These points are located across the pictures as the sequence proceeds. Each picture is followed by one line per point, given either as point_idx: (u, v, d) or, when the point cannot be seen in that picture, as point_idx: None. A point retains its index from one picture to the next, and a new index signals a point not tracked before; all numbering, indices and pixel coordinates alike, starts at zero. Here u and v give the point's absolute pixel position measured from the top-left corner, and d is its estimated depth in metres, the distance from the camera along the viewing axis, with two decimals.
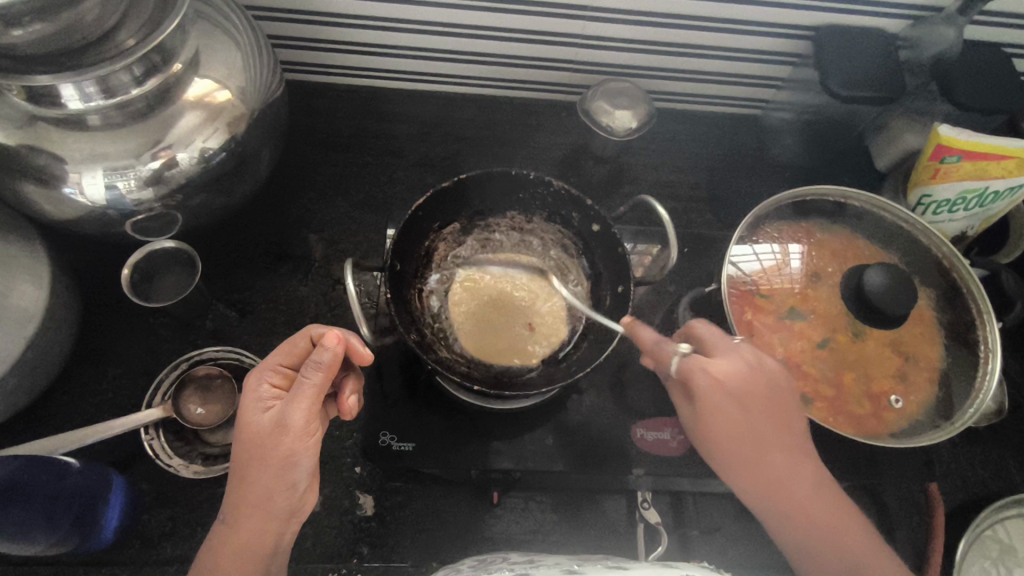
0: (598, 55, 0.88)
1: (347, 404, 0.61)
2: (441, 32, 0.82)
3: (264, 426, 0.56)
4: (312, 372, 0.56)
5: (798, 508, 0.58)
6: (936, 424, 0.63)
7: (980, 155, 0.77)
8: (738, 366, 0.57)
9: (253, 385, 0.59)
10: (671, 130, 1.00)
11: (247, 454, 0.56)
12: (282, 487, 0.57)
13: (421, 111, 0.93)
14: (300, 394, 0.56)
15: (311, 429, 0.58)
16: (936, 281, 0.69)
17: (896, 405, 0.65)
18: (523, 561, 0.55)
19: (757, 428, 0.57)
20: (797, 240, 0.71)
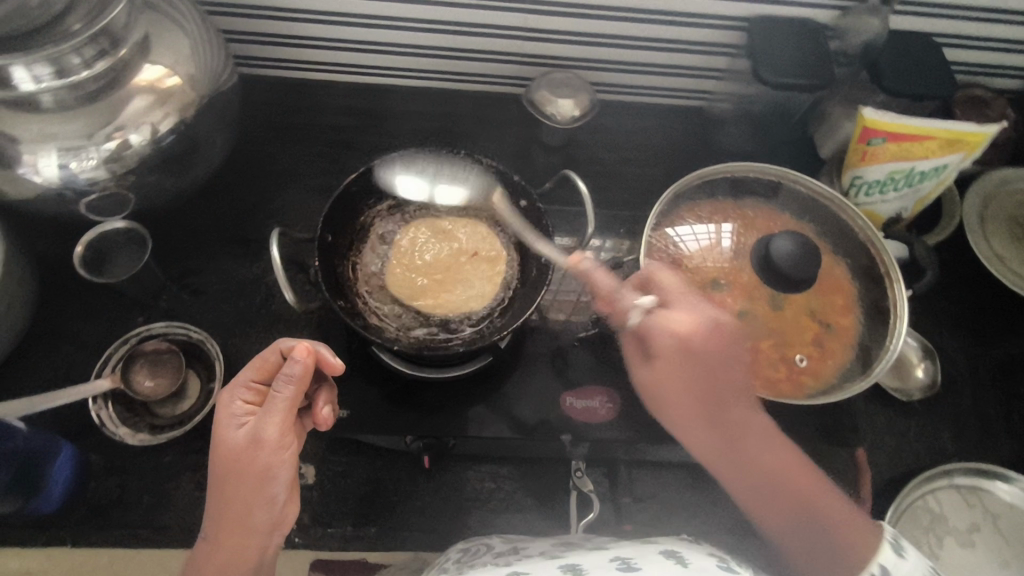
0: (540, 48, 0.91)
1: (322, 414, 0.61)
2: (388, 26, 0.86)
3: (239, 442, 0.57)
4: (284, 387, 0.57)
5: (751, 462, 0.58)
6: (844, 385, 0.66)
7: (902, 136, 0.80)
8: (696, 322, 0.61)
9: (227, 402, 0.59)
10: (618, 121, 1.04)
11: (224, 472, 0.56)
12: (262, 502, 0.58)
13: (375, 104, 0.97)
14: (273, 409, 0.57)
15: (287, 443, 0.58)
16: (854, 254, 0.72)
17: (804, 365, 0.68)
18: (509, 551, 0.60)
19: (710, 377, 0.60)
20: (721, 215, 0.74)
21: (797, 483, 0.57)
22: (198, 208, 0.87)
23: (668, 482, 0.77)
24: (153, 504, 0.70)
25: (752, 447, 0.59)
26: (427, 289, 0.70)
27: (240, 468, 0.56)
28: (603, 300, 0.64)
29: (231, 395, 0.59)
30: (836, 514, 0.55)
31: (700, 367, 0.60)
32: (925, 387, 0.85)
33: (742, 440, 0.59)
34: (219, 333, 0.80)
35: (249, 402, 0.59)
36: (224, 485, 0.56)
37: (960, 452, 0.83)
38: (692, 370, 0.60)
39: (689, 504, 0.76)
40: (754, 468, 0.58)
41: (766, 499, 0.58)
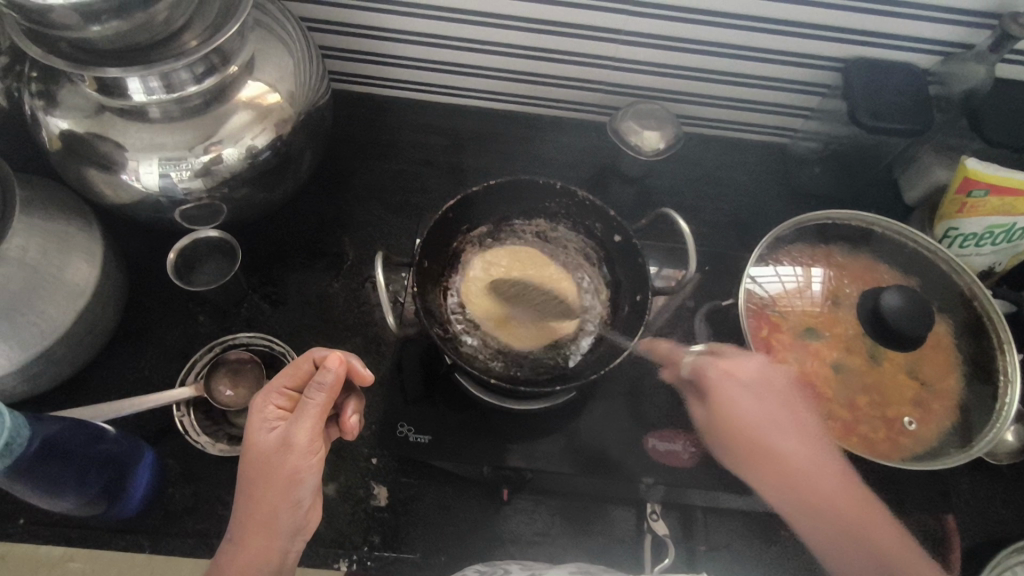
0: (628, 78, 0.91)
1: (349, 423, 0.64)
2: (480, 49, 0.86)
3: (271, 444, 0.59)
4: (315, 394, 0.59)
5: (821, 504, 0.59)
6: (950, 450, 0.63)
7: (1008, 190, 0.77)
8: (747, 364, 0.63)
9: (259, 406, 0.61)
10: (699, 154, 1.02)
11: (256, 473, 0.59)
12: (288, 505, 0.60)
13: (456, 125, 0.98)
14: (305, 416, 0.59)
15: (315, 448, 0.60)
16: (958, 312, 0.69)
17: (909, 427, 0.65)
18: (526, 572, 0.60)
19: (774, 417, 0.61)
20: (817, 262, 0.72)
21: (865, 528, 0.58)
22: (280, 219, 0.88)
23: (742, 533, 0.75)
24: (226, 515, 0.70)
25: (831, 490, 0.59)
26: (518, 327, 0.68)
27: (270, 470, 0.58)
28: (663, 357, 0.69)
29: (263, 400, 0.61)
30: (903, 557, 0.57)
31: (763, 406, 0.62)
32: (1014, 452, 0.82)
33: (800, 478, 0.59)
34: (296, 346, 0.80)
35: (281, 407, 0.61)
36: (254, 487, 0.58)
37: None
38: (760, 410, 0.62)
39: (762, 557, 0.74)
40: (819, 506, 0.59)
41: (834, 539, 0.58)
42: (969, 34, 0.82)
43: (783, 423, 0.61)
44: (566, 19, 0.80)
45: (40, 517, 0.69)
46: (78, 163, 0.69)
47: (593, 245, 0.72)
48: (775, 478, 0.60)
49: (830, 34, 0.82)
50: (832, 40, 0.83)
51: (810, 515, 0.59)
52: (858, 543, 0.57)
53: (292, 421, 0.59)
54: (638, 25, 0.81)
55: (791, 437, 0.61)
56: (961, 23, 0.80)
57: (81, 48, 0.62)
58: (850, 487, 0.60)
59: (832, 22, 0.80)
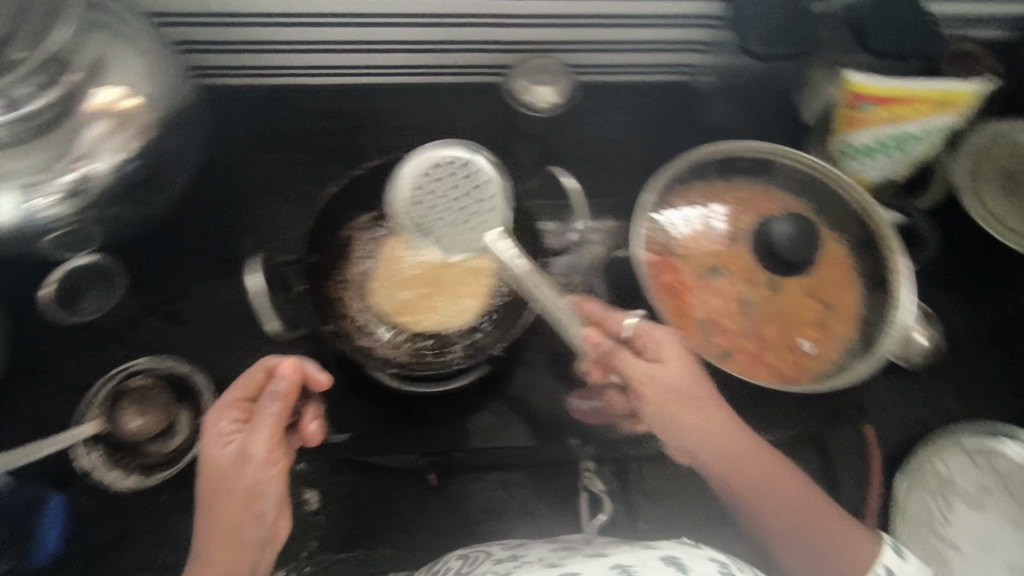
0: (517, 34, 0.88)
1: (308, 431, 0.61)
2: (356, 23, 0.82)
3: (226, 458, 0.56)
4: (271, 401, 0.57)
5: (760, 491, 0.61)
6: (846, 368, 0.65)
7: (893, 101, 0.78)
8: (677, 368, 0.60)
9: (212, 420, 0.58)
10: (601, 103, 1.00)
11: (213, 488, 0.55)
12: (251, 520, 0.56)
13: (348, 106, 0.92)
14: (261, 425, 0.57)
15: (276, 459, 0.57)
16: (856, 231, 0.70)
17: (809, 350, 0.66)
18: (508, 556, 0.60)
19: (692, 406, 0.60)
20: (719, 199, 0.71)
21: (810, 513, 0.61)
22: (171, 230, 0.83)
23: (677, 475, 0.76)
24: (156, 544, 0.68)
25: (766, 475, 0.62)
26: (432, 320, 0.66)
27: (228, 486, 0.55)
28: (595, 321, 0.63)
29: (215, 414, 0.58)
30: (829, 529, 0.60)
31: (702, 413, 0.60)
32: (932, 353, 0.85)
33: (741, 475, 0.61)
34: (205, 362, 0.77)
35: (235, 419, 0.58)
36: (213, 504, 0.55)
37: (963, 416, 0.84)
38: (694, 417, 0.60)
39: (699, 495, 0.76)
40: (767, 508, 0.61)
41: (782, 531, 0.61)
42: None
43: (716, 426, 0.61)
44: None
45: None
46: None
47: None
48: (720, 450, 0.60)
49: None
50: None
51: (766, 510, 0.61)
52: (797, 526, 0.61)
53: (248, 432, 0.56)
54: None
55: (723, 441, 0.61)
56: None
57: None
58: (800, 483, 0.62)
59: None
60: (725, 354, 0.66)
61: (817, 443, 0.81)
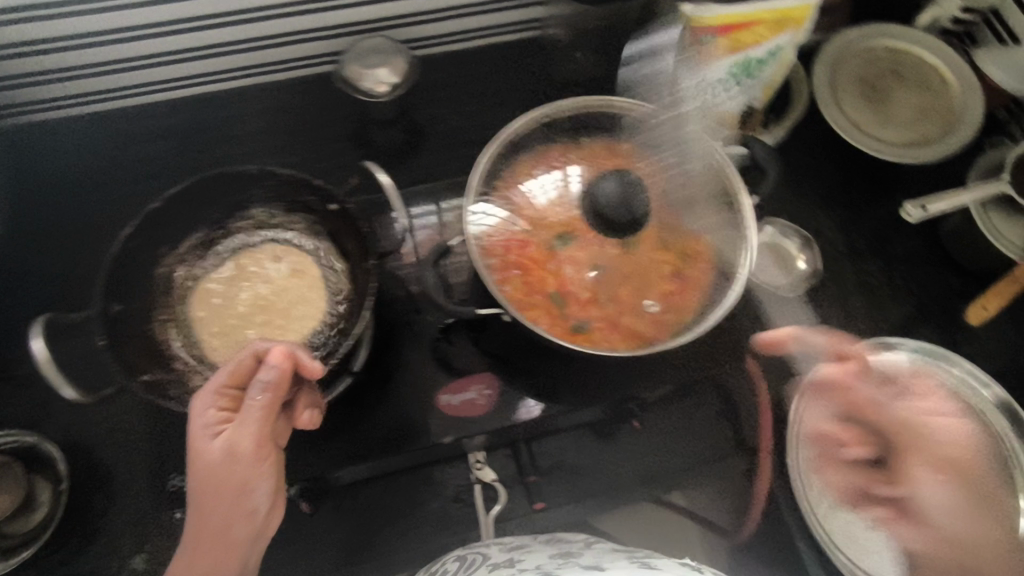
0: (340, 16, 0.81)
1: (302, 418, 0.60)
2: (155, 34, 0.75)
3: (218, 455, 0.54)
4: (259, 393, 0.54)
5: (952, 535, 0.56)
6: (699, 321, 0.63)
7: (731, 27, 0.73)
8: (943, 427, 0.60)
9: (198, 410, 0.55)
10: (454, 75, 0.94)
11: (207, 486, 0.54)
12: (241, 515, 0.57)
13: (180, 122, 0.85)
14: (250, 419, 0.55)
15: (264, 453, 0.57)
16: (704, 172, 0.67)
17: (651, 310, 0.64)
18: (504, 563, 0.61)
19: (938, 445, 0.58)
20: (574, 160, 0.68)
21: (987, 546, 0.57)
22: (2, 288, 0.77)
23: (573, 445, 0.76)
24: None
25: (959, 535, 0.56)
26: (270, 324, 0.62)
27: (225, 483, 0.55)
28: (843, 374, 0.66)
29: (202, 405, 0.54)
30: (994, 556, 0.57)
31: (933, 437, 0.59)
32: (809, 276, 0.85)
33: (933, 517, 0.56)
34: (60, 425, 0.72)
35: (224, 410, 0.56)
36: (202, 500, 0.55)
37: (851, 332, 0.85)
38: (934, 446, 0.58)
39: (597, 460, 0.76)
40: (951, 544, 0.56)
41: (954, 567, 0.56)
42: None
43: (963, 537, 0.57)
44: None
45: None
46: None
47: (317, 221, 0.64)
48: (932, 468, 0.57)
49: None
50: None
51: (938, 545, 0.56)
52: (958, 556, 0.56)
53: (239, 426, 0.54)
54: None
55: (938, 478, 0.56)
56: None
57: None
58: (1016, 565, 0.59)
59: None
60: (582, 324, 0.63)
61: (713, 386, 0.80)
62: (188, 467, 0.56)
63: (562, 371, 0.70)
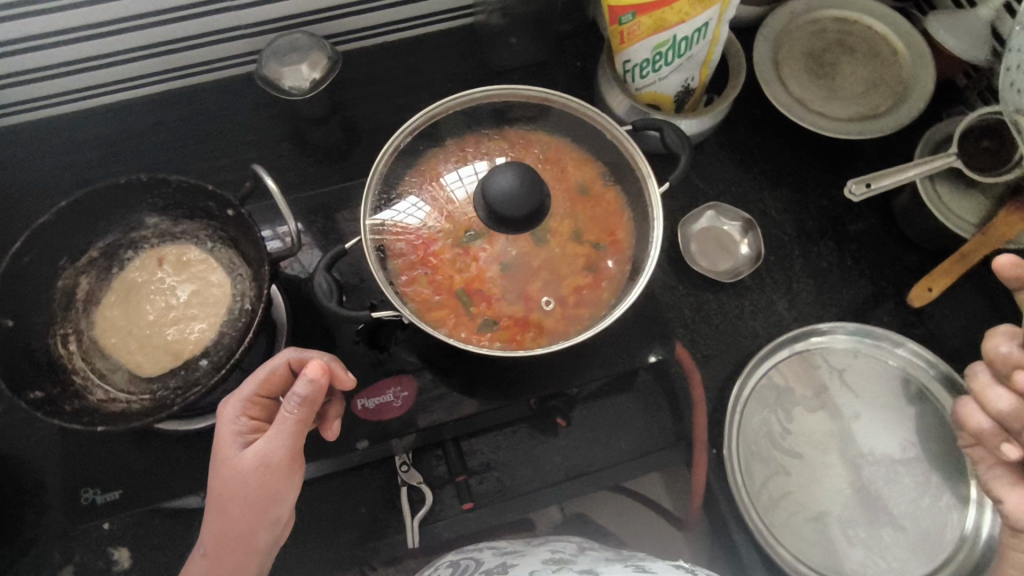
0: (257, 14, 0.79)
1: (330, 428, 0.60)
2: (64, 41, 0.74)
3: (247, 462, 0.55)
4: (294, 407, 0.55)
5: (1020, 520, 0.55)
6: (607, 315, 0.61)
7: (650, 6, 0.71)
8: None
9: (230, 417, 0.57)
10: (389, 67, 0.92)
11: (231, 494, 0.55)
12: (267, 524, 0.57)
13: (106, 130, 0.84)
14: (283, 430, 0.55)
15: (297, 465, 0.57)
16: (617, 161, 0.65)
17: (547, 308, 0.62)
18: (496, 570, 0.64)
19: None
20: (487, 156, 0.65)
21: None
22: None
23: (507, 444, 0.74)
24: None
25: None
26: (176, 333, 0.61)
27: (250, 494, 0.54)
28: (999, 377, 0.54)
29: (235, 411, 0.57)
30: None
31: None
32: (751, 261, 0.82)
33: None
34: None
35: None
36: (231, 508, 0.55)
37: (798, 317, 0.81)
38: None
39: (531, 459, 0.73)
40: None
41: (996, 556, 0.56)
42: None
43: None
44: None
45: None
46: None
47: (219, 225, 0.64)
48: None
49: None
50: None
51: None
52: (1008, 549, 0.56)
53: (269, 436, 0.55)
54: None
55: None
56: None
57: None
58: None
59: None
60: (488, 324, 0.61)
61: (655, 376, 0.76)
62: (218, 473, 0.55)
63: (482, 367, 0.69)
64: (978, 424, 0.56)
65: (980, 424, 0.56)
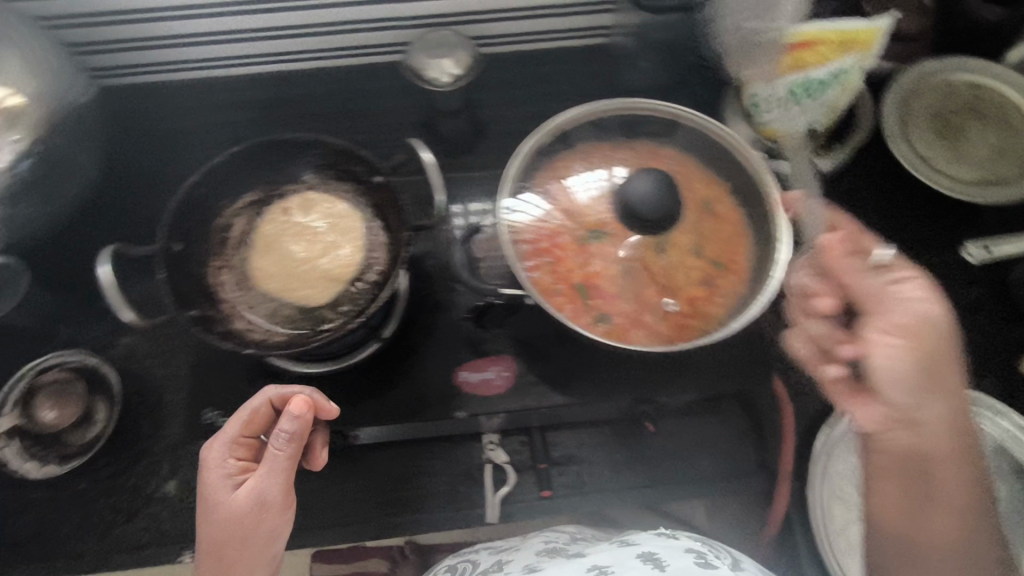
0: (413, 9, 0.86)
1: (318, 456, 0.65)
2: (243, 12, 0.82)
3: (242, 502, 0.58)
4: (285, 443, 0.59)
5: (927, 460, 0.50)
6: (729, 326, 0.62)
7: (790, 45, 0.74)
8: (896, 353, 0.51)
9: (218, 462, 0.60)
10: (520, 74, 0.98)
11: (228, 535, 0.57)
12: (265, 560, 0.59)
13: (254, 94, 0.90)
14: (275, 467, 0.59)
15: (289, 499, 0.61)
16: (745, 185, 0.67)
17: (671, 309, 0.65)
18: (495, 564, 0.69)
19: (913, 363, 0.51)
20: (612, 163, 0.69)
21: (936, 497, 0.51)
22: (76, 226, 0.82)
23: (590, 442, 0.76)
24: (73, 530, 0.72)
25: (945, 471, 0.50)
26: (325, 275, 0.67)
27: (246, 533, 0.57)
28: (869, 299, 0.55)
29: (222, 455, 0.60)
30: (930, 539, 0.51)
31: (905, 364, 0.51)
32: None
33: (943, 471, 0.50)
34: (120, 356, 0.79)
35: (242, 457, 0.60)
36: (227, 550, 0.57)
37: None
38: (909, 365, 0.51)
39: (611, 460, 0.75)
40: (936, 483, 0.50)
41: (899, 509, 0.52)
42: None
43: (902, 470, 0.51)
44: None
45: None
46: None
47: (364, 190, 0.69)
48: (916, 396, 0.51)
49: None
50: None
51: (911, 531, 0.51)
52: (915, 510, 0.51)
53: (262, 475, 0.59)
54: None
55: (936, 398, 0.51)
56: None
57: None
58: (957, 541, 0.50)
59: None
60: (605, 319, 0.64)
61: (744, 403, 0.77)
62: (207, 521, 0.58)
63: (578, 364, 0.74)
64: (836, 370, 0.56)
65: (833, 374, 0.56)
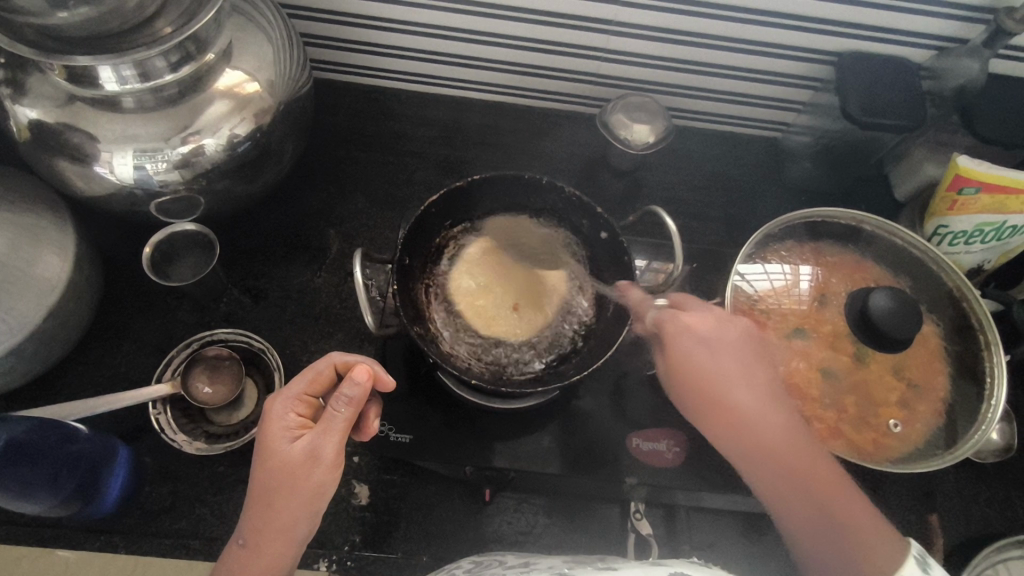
0: (617, 70, 0.89)
1: (370, 426, 0.62)
2: (463, 39, 0.84)
3: (298, 454, 0.53)
4: (343, 406, 0.54)
5: (769, 444, 0.55)
6: (936, 451, 0.63)
7: (998, 189, 0.74)
8: (705, 317, 0.60)
9: (278, 414, 0.55)
10: (687, 147, 1.01)
11: (276, 486, 0.53)
12: (308, 519, 0.54)
13: (440, 115, 0.97)
14: (334, 426, 0.54)
15: (343, 462, 0.55)
16: (947, 313, 0.69)
17: (896, 429, 0.65)
18: (516, 564, 0.57)
19: (726, 369, 0.58)
20: (807, 261, 0.71)
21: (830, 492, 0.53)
22: (265, 212, 0.87)
23: (727, 532, 0.74)
24: (205, 514, 0.70)
25: (796, 459, 0.54)
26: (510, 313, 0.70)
27: (294, 484, 0.53)
28: (635, 309, 0.64)
29: (284, 407, 0.55)
30: (864, 527, 0.51)
31: (720, 363, 0.58)
32: (999, 450, 0.81)
33: (780, 451, 0.55)
34: (276, 342, 0.79)
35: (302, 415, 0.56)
36: (274, 500, 0.53)
37: None
38: (718, 363, 0.58)
39: (747, 555, 0.73)
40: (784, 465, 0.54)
41: (783, 484, 0.54)
42: (963, 28, 0.78)
43: (786, 451, 0.55)
44: (556, 9, 0.78)
45: (14, 517, 0.68)
46: (48, 154, 0.67)
47: (579, 241, 0.73)
48: (724, 426, 0.57)
49: (824, 26, 0.79)
50: (826, 34, 0.80)
51: (767, 471, 0.55)
52: (810, 496, 0.53)
53: (319, 432, 0.54)
54: (627, 15, 0.78)
55: (753, 389, 0.58)
56: (958, 18, 0.76)
57: (51, 35, 0.59)
58: (817, 517, 0.53)
59: (825, 15, 0.77)
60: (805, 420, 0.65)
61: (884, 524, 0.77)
62: (258, 467, 0.54)
63: None
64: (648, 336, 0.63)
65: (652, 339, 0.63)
